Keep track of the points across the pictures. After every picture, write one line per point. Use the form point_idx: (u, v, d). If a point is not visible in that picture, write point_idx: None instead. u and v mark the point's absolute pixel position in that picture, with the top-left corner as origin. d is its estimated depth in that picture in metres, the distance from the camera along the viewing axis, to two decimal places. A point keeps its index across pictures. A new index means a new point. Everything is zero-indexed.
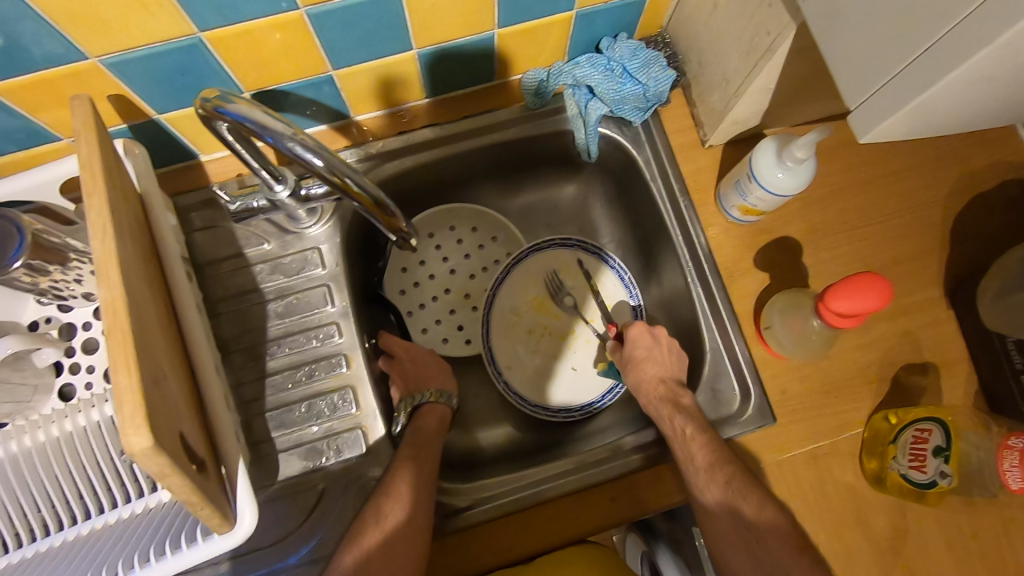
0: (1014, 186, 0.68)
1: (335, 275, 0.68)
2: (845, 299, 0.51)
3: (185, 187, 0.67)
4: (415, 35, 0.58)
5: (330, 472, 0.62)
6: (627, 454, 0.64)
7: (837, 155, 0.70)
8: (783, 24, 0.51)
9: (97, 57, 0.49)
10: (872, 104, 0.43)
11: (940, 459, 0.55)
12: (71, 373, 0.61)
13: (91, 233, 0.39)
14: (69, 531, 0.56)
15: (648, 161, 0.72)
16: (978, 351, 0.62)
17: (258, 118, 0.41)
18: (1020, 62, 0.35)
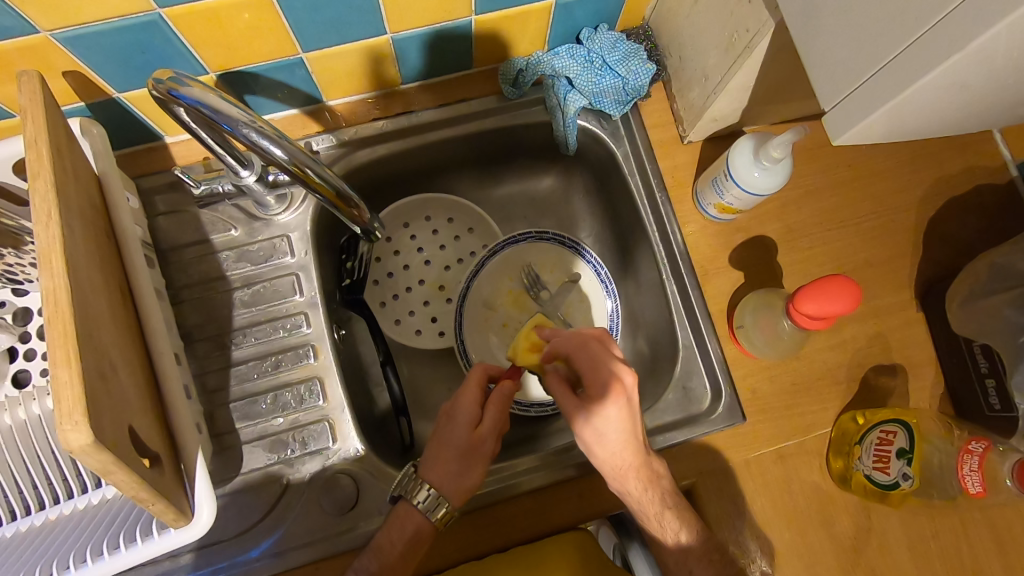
0: (987, 190, 0.69)
1: (304, 264, 0.66)
2: (814, 301, 0.51)
3: (149, 169, 0.65)
4: (388, 19, 0.56)
5: (295, 465, 0.61)
6: None
7: (815, 155, 0.70)
8: (762, 21, 0.50)
9: (49, 31, 0.47)
10: (848, 106, 0.42)
11: (903, 461, 0.56)
12: (26, 359, 0.59)
13: (34, 218, 0.37)
14: (21, 522, 0.54)
15: (626, 156, 0.71)
16: (945, 354, 0.63)
17: (214, 103, 0.39)
18: (991, 71, 0.34)
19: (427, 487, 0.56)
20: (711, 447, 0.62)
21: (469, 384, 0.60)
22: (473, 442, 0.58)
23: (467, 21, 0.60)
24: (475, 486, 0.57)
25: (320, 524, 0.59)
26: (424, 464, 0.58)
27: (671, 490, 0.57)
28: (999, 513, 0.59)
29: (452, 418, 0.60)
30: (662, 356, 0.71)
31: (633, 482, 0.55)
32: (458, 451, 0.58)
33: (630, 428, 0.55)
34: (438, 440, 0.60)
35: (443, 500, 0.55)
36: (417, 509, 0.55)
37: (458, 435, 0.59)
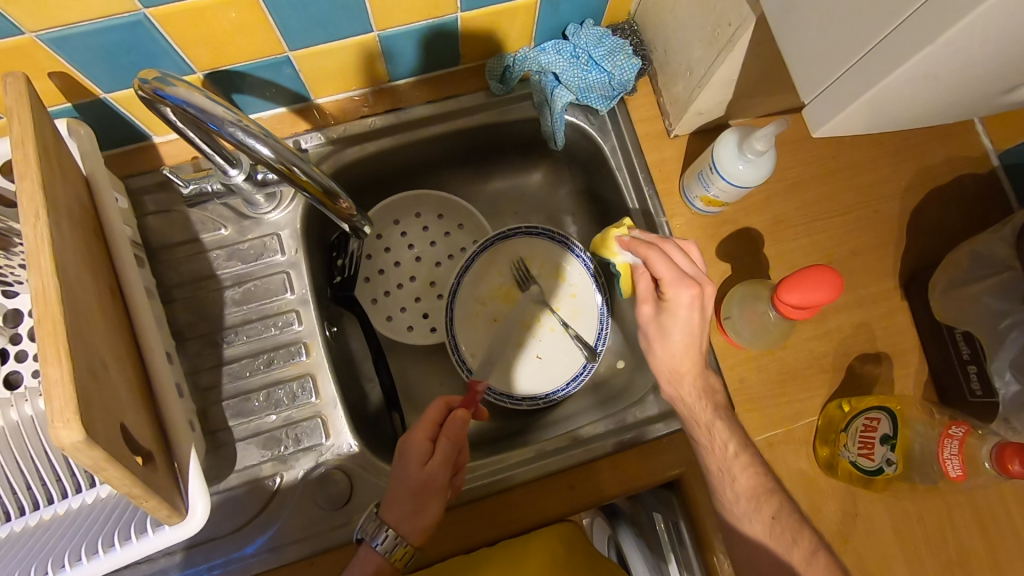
0: (970, 179, 0.70)
1: (294, 261, 0.66)
2: (796, 291, 0.51)
3: (137, 169, 0.65)
4: (374, 16, 0.56)
5: (288, 461, 0.61)
6: (588, 443, 0.64)
7: (800, 147, 0.70)
8: (743, 16, 0.51)
9: (34, 33, 0.47)
10: (828, 97, 0.43)
11: (886, 447, 0.57)
12: (18, 360, 0.59)
13: (21, 218, 0.37)
14: (17, 522, 0.55)
15: (614, 149, 0.72)
16: (929, 341, 0.64)
17: (201, 103, 0.39)
18: (963, 62, 0.35)
19: (386, 529, 0.54)
20: None
21: (425, 418, 0.58)
22: (423, 480, 0.55)
23: (452, 17, 0.60)
24: (432, 524, 0.55)
25: (315, 519, 0.59)
26: (383, 506, 0.56)
27: (727, 425, 0.57)
28: (982, 496, 0.61)
29: (403, 458, 0.58)
30: None
31: (687, 386, 0.59)
32: (409, 490, 0.55)
33: (697, 333, 0.57)
34: (393, 478, 0.57)
35: (404, 542, 0.54)
36: (377, 551, 0.54)
37: (408, 475, 0.56)
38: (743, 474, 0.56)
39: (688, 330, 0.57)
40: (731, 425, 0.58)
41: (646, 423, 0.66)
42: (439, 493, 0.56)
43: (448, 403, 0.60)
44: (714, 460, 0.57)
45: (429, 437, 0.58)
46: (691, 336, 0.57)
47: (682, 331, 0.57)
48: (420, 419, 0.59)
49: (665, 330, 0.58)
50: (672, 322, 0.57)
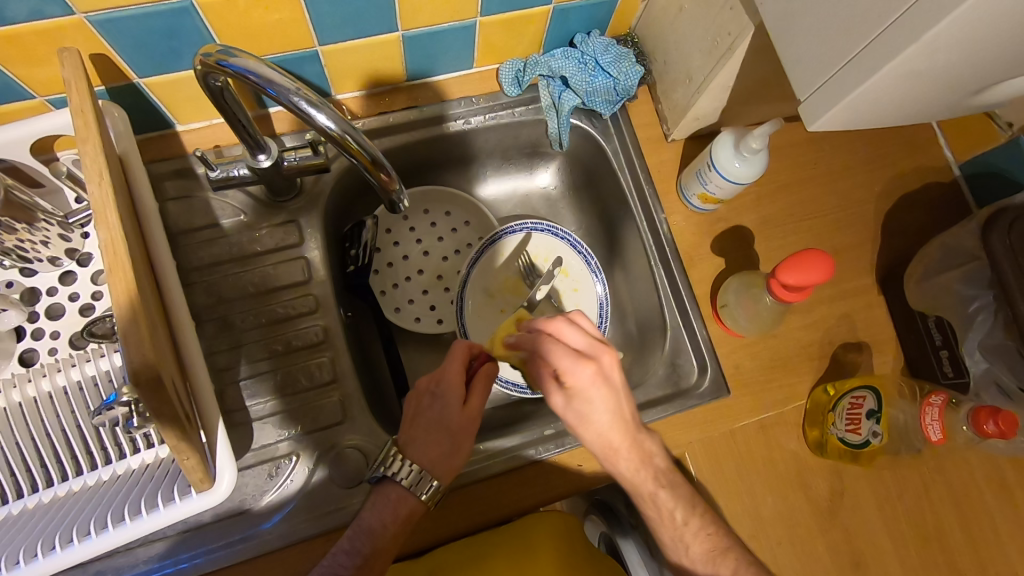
0: (935, 187, 0.77)
1: (312, 249, 0.69)
2: (793, 272, 0.56)
3: (159, 156, 0.66)
4: (402, 17, 0.60)
5: (304, 440, 0.63)
6: None
7: (784, 154, 0.77)
8: (743, 25, 0.56)
9: (84, 13, 0.49)
10: (822, 94, 0.48)
11: (872, 421, 0.61)
12: (34, 339, 0.59)
13: (87, 178, 0.39)
14: (29, 499, 0.54)
15: (616, 151, 0.76)
16: (904, 331, 0.69)
17: (261, 72, 0.43)
18: (941, 62, 0.41)
19: (412, 465, 0.56)
20: (698, 418, 0.67)
21: (458, 358, 0.60)
22: (463, 421, 0.58)
23: (472, 22, 0.65)
24: (465, 462, 0.58)
25: (329, 497, 0.61)
26: (410, 445, 0.58)
27: (663, 468, 0.59)
28: (954, 474, 0.66)
29: (436, 397, 0.59)
30: (651, 339, 0.76)
31: (624, 461, 0.58)
32: (449, 430, 0.58)
33: (616, 410, 0.57)
34: (426, 417, 0.59)
35: (432, 479, 0.56)
36: (400, 485, 0.56)
37: (448, 415, 0.58)
38: (696, 540, 0.58)
39: (612, 409, 0.56)
40: (676, 485, 0.59)
41: (646, 407, 0.69)
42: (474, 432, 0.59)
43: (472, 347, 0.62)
44: (642, 487, 0.58)
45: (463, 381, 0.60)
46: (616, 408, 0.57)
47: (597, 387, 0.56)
48: (451, 357, 0.60)
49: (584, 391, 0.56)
50: (589, 406, 0.56)
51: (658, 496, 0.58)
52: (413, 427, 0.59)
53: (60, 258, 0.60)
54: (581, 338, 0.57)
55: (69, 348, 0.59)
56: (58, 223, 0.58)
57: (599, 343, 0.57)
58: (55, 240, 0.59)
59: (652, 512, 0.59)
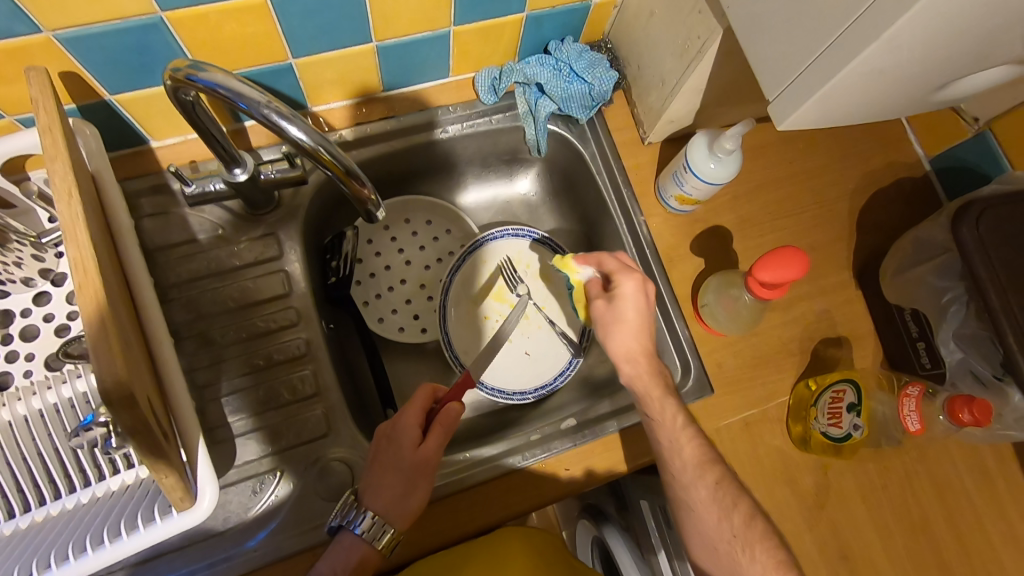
0: (907, 182, 0.78)
1: (292, 262, 0.68)
2: (769, 269, 0.57)
3: (133, 173, 0.66)
4: (375, 27, 0.61)
5: (289, 455, 0.62)
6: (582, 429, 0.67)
7: (759, 154, 0.78)
8: (712, 29, 0.57)
9: (52, 31, 0.49)
10: (789, 94, 0.49)
11: (853, 414, 0.62)
12: (8, 361, 0.58)
13: (56, 196, 0.39)
14: (6, 525, 0.53)
15: (594, 156, 0.77)
16: (882, 324, 0.71)
17: (232, 86, 0.42)
18: (900, 61, 0.42)
19: (370, 514, 0.55)
20: None
21: (416, 403, 0.60)
22: (416, 464, 0.57)
23: (445, 31, 0.65)
24: (419, 506, 0.57)
25: (314, 511, 0.60)
26: (366, 493, 0.56)
27: (695, 459, 0.58)
28: (935, 464, 0.67)
29: (393, 441, 0.58)
30: (635, 340, 0.76)
31: (644, 385, 0.61)
32: (402, 473, 0.57)
33: (646, 304, 0.62)
34: (381, 463, 0.58)
35: (386, 525, 0.55)
36: (359, 536, 0.55)
37: (402, 459, 0.57)
38: (762, 558, 0.53)
39: (636, 327, 0.62)
40: (710, 467, 0.57)
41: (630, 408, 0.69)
42: (430, 477, 0.58)
43: (434, 390, 0.62)
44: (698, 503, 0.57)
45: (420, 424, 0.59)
46: (643, 317, 0.62)
47: (615, 329, 0.62)
48: (410, 403, 0.60)
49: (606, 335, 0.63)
50: (625, 305, 0.62)
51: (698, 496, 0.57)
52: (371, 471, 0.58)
53: (34, 278, 0.59)
54: (598, 283, 0.66)
55: (46, 369, 0.58)
56: (31, 244, 0.58)
57: (639, 318, 0.62)
58: (28, 261, 0.58)
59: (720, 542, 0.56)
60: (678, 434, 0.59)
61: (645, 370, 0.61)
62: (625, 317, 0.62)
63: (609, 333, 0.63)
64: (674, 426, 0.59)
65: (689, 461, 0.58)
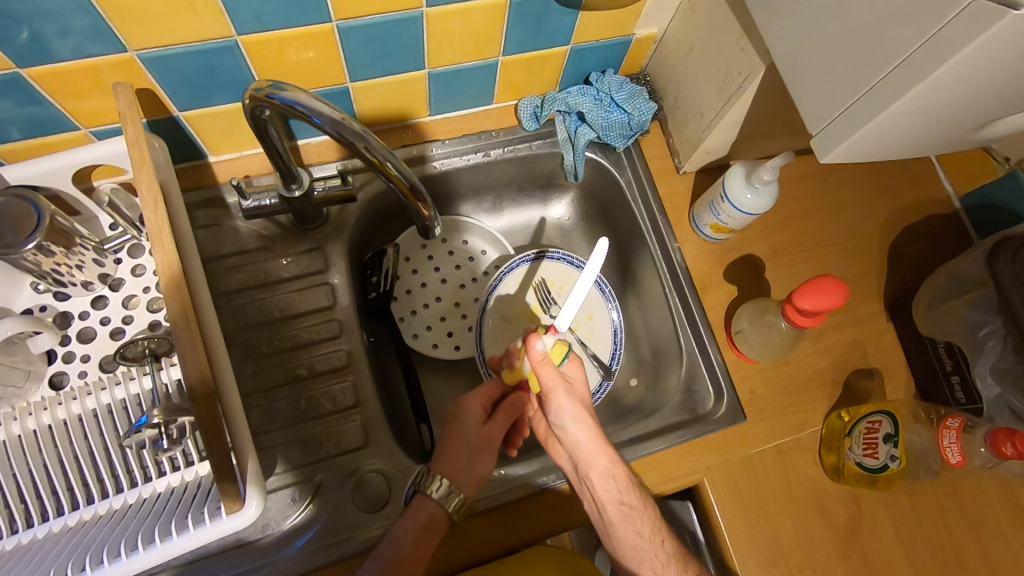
0: (937, 218, 0.80)
1: (337, 275, 0.70)
2: (809, 296, 0.58)
3: (190, 186, 0.69)
4: (429, 55, 0.64)
5: (327, 465, 0.63)
6: None
7: (791, 187, 0.79)
8: (754, 64, 0.60)
9: (136, 51, 0.52)
10: (833, 129, 0.51)
11: (890, 444, 0.62)
12: (64, 362, 0.60)
13: (142, 203, 0.41)
14: (55, 522, 0.54)
15: (630, 183, 0.79)
16: (915, 357, 0.71)
17: (306, 102, 0.44)
18: (945, 100, 0.44)
19: (441, 478, 0.59)
20: (715, 443, 0.68)
21: (480, 394, 0.65)
22: (483, 439, 0.62)
23: (494, 61, 0.68)
24: (486, 474, 0.61)
25: (351, 522, 0.61)
26: (439, 461, 0.60)
27: (650, 523, 0.59)
28: (971, 501, 0.66)
29: (459, 421, 0.64)
30: (667, 364, 0.77)
31: (603, 492, 0.58)
32: (469, 444, 0.62)
33: (596, 433, 0.58)
34: (449, 439, 0.63)
35: (458, 491, 0.59)
36: (432, 500, 0.58)
37: (468, 433, 0.62)
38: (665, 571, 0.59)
39: (589, 429, 0.58)
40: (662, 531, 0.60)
41: (659, 432, 0.70)
42: (493, 452, 0.62)
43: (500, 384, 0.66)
44: (647, 554, 0.59)
45: (485, 408, 0.64)
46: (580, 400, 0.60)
47: (571, 420, 0.58)
48: (477, 392, 0.65)
49: (559, 423, 0.59)
50: (569, 429, 0.58)
51: (641, 547, 0.59)
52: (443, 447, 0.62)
53: (93, 282, 0.62)
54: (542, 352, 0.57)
55: (99, 371, 0.60)
56: (94, 248, 0.60)
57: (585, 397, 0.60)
58: (89, 265, 0.61)
59: (639, 564, 0.60)
60: (626, 511, 0.58)
61: (607, 481, 0.58)
62: (579, 401, 0.59)
63: (558, 419, 0.59)
64: (628, 501, 0.58)
65: (644, 528, 0.59)
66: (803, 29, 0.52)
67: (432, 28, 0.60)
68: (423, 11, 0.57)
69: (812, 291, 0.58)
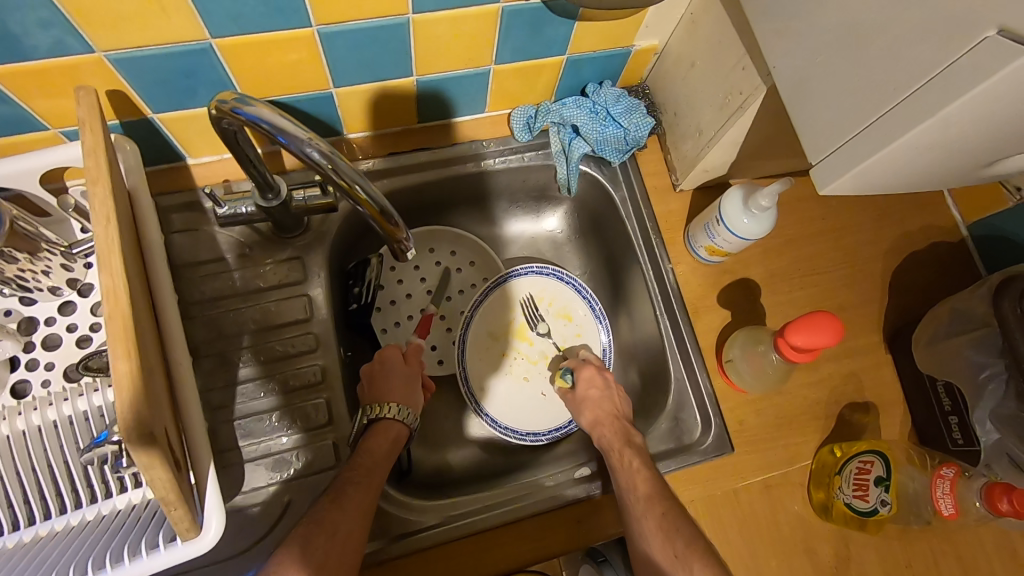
0: (942, 247, 0.77)
1: (316, 286, 0.68)
2: (802, 333, 0.56)
3: (167, 188, 0.67)
4: (417, 62, 0.61)
5: (296, 484, 0.61)
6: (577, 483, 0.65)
7: (791, 208, 0.77)
8: (755, 85, 0.57)
9: (103, 52, 0.50)
10: (834, 161, 0.48)
11: (881, 488, 0.60)
12: (27, 369, 0.58)
13: (93, 221, 0.39)
14: (9, 537, 0.51)
15: (624, 200, 0.76)
16: (913, 393, 0.68)
17: (270, 119, 0.42)
18: (954, 137, 0.41)
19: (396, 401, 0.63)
20: (701, 476, 0.66)
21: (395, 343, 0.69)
22: (410, 371, 0.67)
23: (486, 69, 0.65)
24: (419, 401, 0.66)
25: None
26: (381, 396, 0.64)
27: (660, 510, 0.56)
28: (965, 545, 0.64)
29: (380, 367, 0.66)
30: (655, 389, 0.75)
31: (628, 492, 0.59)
32: (399, 377, 0.66)
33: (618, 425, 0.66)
34: (374, 381, 0.65)
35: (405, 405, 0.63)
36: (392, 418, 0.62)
37: (394, 369, 0.66)
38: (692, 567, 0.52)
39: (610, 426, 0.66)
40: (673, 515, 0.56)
41: None
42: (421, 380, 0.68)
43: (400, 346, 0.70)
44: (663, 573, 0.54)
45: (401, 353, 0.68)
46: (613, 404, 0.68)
47: (598, 425, 0.67)
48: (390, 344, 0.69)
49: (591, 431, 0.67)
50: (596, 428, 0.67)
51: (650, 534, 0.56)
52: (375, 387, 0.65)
53: (60, 288, 0.60)
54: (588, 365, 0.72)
55: (63, 380, 0.58)
56: (62, 253, 0.58)
57: (607, 399, 0.69)
58: (56, 270, 0.58)
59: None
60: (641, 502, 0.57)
61: (631, 472, 0.60)
62: (595, 400, 0.69)
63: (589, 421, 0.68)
64: (644, 501, 0.57)
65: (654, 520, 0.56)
66: (808, 52, 0.49)
67: (420, 35, 0.57)
68: (409, 18, 0.54)
69: (815, 327, 0.55)
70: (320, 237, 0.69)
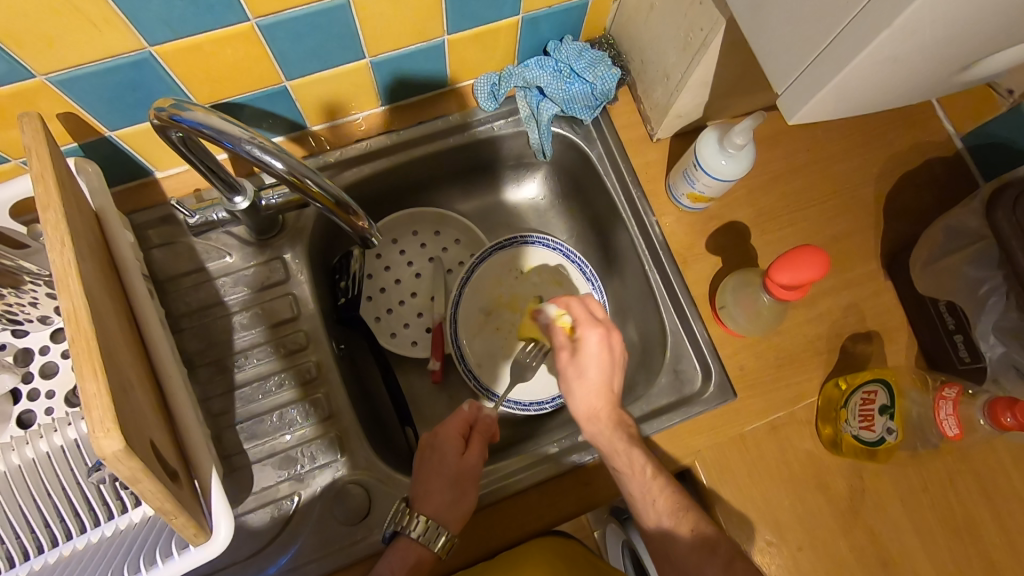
0: (937, 164, 0.74)
1: (300, 284, 0.68)
2: (787, 271, 0.55)
3: (140, 205, 0.66)
4: (367, 43, 0.59)
5: (306, 481, 0.62)
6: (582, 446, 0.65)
7: (774, 143, 0.74)
8: (714, 20, 0.54)
9: (44, 75, 0.49)
10: (798, 88, 0.46)
11: (885, 417, 0.59)
12: (29, 399, 0.60)
13: (48, 247, 0.39)
14: (36, 560, 0.52)
15: (601, 156, 0.75)
16: (916, 317, 0.67)
17: (214, 124, 0.44)
18: (919, 45, 0.39)
19: (423, 519, 0.56)
20: (705, 426, 0.65)
21: (454, 420, 0.62)
22: (461, 471, 0.59)
23: (440, 40, 0.63)
24: (471, 510, 0.58)
25: (336, 535, 0.60)
26: (417, 494, 0.59)
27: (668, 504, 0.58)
28: (980, 462, 0.63)
29: (435, 451, 0.61)
30: (652, 345, 0.74)
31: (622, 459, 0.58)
32: (447, 478, 0.59)
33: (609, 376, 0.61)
34: (428, 471, 0.60)
35: (439, 529, 0.56)
36: (415, 540, 0.56)
37: (445, 464, 0.59)
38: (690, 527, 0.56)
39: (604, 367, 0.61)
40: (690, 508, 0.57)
41: (649, 417, 0.68)
42: (476, 483, 0.59)
43: (468, 414, 0.63)
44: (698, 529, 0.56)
45: (461, 435, 0.62)
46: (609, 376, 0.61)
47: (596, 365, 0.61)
48: (451, 419, 0.62)
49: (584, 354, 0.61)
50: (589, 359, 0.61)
51: (646, 480, 0.57)
52: (423, 482, 0.59)
53: (50, 316, 0.60)
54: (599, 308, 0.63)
55: (66, 406, 0.60)
56: (46, 283, 0.58)
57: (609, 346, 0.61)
58: (43, 301, 0.59)
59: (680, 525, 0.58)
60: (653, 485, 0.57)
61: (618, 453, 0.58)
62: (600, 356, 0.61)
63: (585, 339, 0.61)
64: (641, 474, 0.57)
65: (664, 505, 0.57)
66: None
67: (364, 16, 0.55)
68: None
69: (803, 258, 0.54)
70: (297, 234, 0.69)
